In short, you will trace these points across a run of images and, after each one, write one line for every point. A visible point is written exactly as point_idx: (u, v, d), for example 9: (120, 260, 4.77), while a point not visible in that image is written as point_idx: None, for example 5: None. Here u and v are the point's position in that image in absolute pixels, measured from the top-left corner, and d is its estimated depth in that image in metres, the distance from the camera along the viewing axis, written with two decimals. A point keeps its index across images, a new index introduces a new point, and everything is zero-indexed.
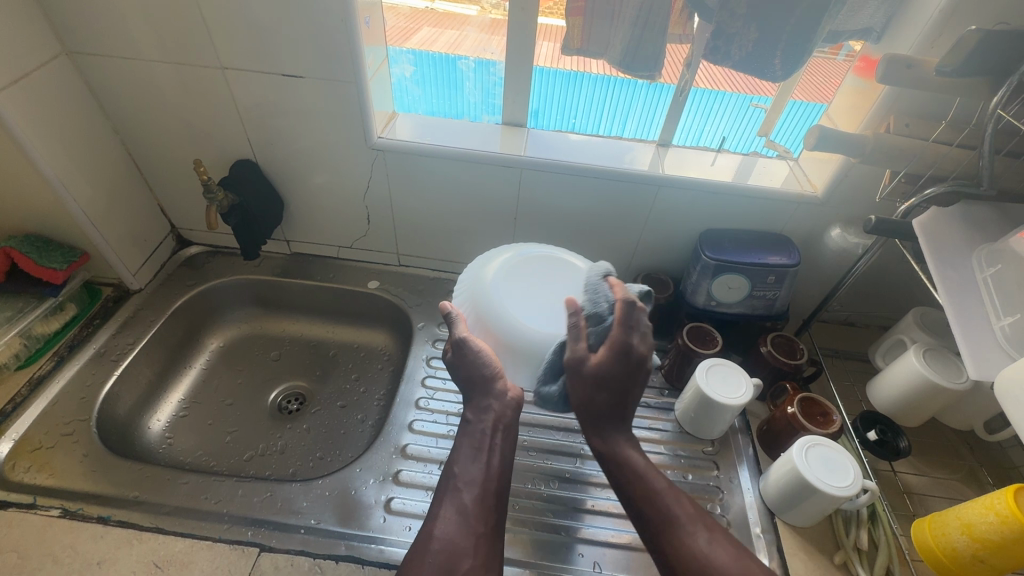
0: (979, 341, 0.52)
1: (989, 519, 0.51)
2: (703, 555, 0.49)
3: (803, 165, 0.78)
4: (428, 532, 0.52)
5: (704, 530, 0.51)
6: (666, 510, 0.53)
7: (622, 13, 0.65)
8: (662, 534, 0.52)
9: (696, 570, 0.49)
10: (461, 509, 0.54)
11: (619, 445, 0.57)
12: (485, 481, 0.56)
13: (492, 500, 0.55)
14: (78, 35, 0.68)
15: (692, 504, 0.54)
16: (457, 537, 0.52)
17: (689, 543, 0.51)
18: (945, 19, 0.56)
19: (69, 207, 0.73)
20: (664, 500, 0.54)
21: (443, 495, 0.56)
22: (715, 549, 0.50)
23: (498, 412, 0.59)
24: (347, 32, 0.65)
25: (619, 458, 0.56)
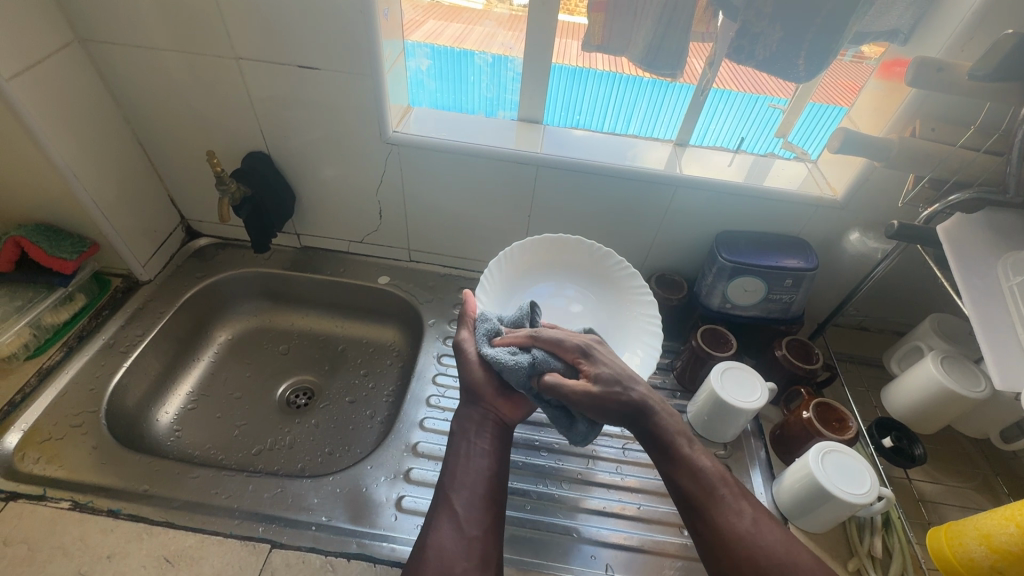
0: (1005, 350, 0.51)
1: (1009, 530, 0.51)
2: (749, 535, 0.47)
3: (821, 167, 0.77)
4: (422, 544, 0.52)
5: (750, 512, 0.49)
6: (706, 493, 0.50)
7: (645, 10, 0.64)
8: (704, 513, 0.49)
9: (744, 548, 0.47)
10: (454, 515, 0.54)
11: (657, 417, 0.53)
12: (477, 485, 0.57)
13: (484, 504, 0.56)
14: (91, 22, 0.67)
15: (733, 483, 0.51)
16: (452, 547, 0.52)
17: (733, 522, 0.48)
18: (977, 21, 0.55)
19: (80, 196, 0.72)
20: (703, 489, 0.50)
21: (436, 505, 0.56)
22: (762, 530, 0.47)
23: (484, 420, 0.62)
24: (365, 24, 0.64)
25: (669, 443, 0.52)
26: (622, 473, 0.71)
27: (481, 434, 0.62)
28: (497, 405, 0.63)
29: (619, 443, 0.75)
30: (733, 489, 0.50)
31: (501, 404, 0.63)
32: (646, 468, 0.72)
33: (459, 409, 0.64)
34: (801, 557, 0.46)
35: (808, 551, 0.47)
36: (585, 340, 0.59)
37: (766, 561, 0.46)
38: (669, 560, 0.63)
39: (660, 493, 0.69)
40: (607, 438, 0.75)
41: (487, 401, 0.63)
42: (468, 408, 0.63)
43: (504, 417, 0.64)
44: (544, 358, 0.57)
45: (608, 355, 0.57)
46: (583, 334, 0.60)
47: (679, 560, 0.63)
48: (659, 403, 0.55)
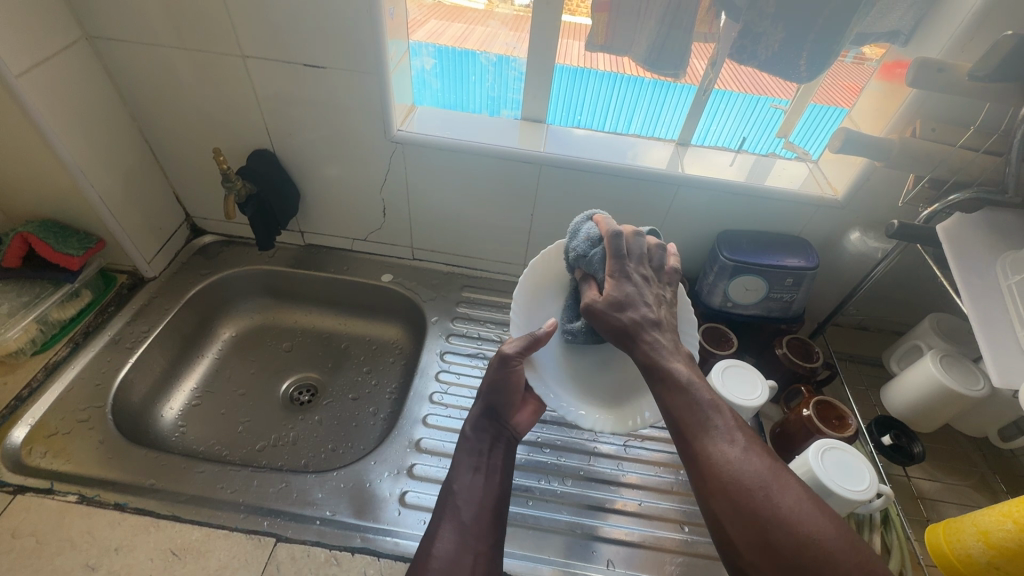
0: (1003, 348, 0.52)
1: (1005, 527, 0.51)
2: (736, 463, 0.43)
3: (822, 167, 0.77)
4: (426, 551, 0.53)
5: (739, 442, 0.44)
6: (699, 420, 0.46)
7: (649, 11, 0.64)
8: (691, 439, 0.46)
9: (733, 476, 0.43)
10: (460, 527, 0.55)
11: (651, 346, 0.50)
12: (484, 499, 0.59)
13: (489, 517, 0.57)
14: (100, 20, 0.67)
15: (727, 411, 0.47)
16: (457, 556, 0.53)
17: (722, 448, 0.44)
18: (978, 23, 0.56)
19: (87, 193, 0.73)
20: (695, 416, 0.46)
21: (441, 515, 0.57)
22: (749, 457, 0.43)
23: (496, 434, 0.65)
24: (371, 23, 0.64)
25: (656, 363, 0.49)
26: (623, 470, 0.72)
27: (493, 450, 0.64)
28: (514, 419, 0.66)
29: (620, 440, 0.75)
30: (729, 419, 0.46)
31: (519, 420, 0.66)
32: (646, 465, 0.73)
33: (471, 422, 0.66)
34: (788, 482, 0.42)
35: (796, 479, 0.43)
36: (633, 265, 0.55)
37: (751, 485, 0.42)
38: (669, 556, 0.63)
39: (660, 490, 0.70)
40: (608, 436, 0.76)
41: (506, 420, 0.66)
42: (482, 421, 0.65)
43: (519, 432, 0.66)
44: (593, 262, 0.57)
45: (637, 286, 0.54)
46: (636, 261, 0.56)
47: (679, 556, 0.63)
48: (662, 343, 0.51)
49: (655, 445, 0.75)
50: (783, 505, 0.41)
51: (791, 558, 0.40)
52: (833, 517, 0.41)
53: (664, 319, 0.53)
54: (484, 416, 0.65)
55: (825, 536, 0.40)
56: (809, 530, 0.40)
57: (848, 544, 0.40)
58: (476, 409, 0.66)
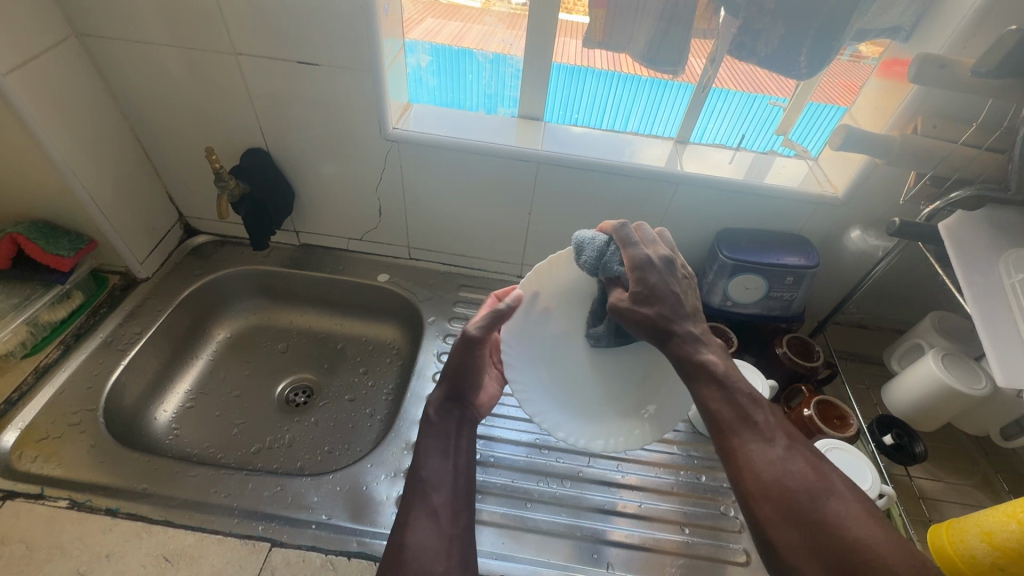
0: (1007, 348, 0.51)
1: (1010, 527, 0.51)
2: (779, 462, 0.43)
3: (822, 165, 0.77)
4: (399, 541, 0.50)
5: (781, 442, 0.44)
6: (740, 418, 0.46)
7: (647, 7, 0.63)
8: (732, 436, 0.45)
9: (777, 478, 0.42)
10: (432, 513, 0.53)
11: (684, 339, 0.48)
12: (454, 483, 0.57)
13: (461, 502, 0.56)
14: (89, 17, 0.66)
15: (768, 410, 0.46)
16: (431, 542, 0.51)
17: (763, 448, 0.44)
18: (979, 19, 0.55)
19: (77, 193, 0.72)
20: (735, 415, 0.45)
21: (411, 502, 0.54)
22: (793, 458, 0.43)
23: (460, 416, 0.62)
24: (366, 19, 0.63)
25: (694, 360, 0.48)
26: (622, 471, 0.71)
27: (459, 434, 0.61)
28: (473, 399, 0.64)
29: None
30: (769, 417, 0.46)
31: (479, 400, 0.65)
32: (646, 466, 0.72)
33: (434, 401, 0.63)
34: (832, 483, 0.42)
35: (840, 478, 0.43)
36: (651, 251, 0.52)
37: (795, 486, 0.42)
38: (670, 558, 0.63)
39: (660, 491, 0.69)
40: None
41: (467, 400, 0.64)
42: (445, 402, 0.62)
43: (478, 411, 0.65)
44: (609, 267, 0.52)
45: (660, 273, 0.50)
46: (652, 246, 0.53)
47: (680, 558, 0.63)
48: (691, 335, 0.49)
49: (655, 446, 0.74)
50: (829, 507, 0.41)
51: (837, 559, 0.39)
52: (876, 516, 0.41)
53: (692, 308, 0.52)
54: (448, 397, 0.62)
55: (872, 538, 0.39)
56: (854, 532, 0.40)
57: (898, 545, 0.39)
58: (440, 388, 0.63)
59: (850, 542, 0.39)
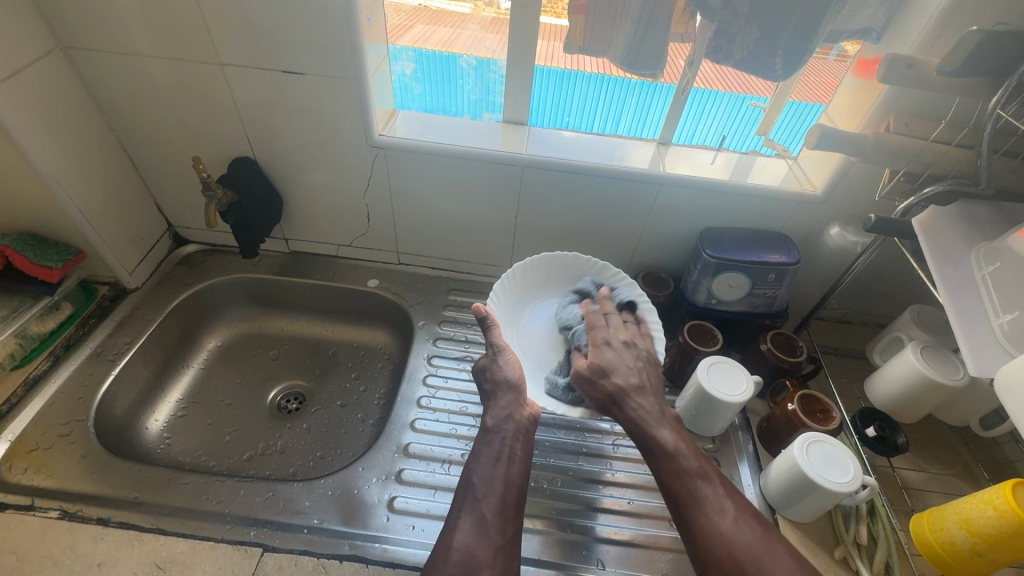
0: (978, 339, 0.52)
1: (987, 513, 0.52)
2: (728, 534, 0.50)
3: (801, 163, 0.78)
4: (446, 544, 0.52)
5: (729, 512, 0.52)
6: (690, 492, 0.53)
7: (624, 13, 0.65)
8: (688, 510, 0.53)
9: (723, 545, 0.50)
10: (479, 521, 0.54)
11: (637, 412, 0.60)
12: (505, 491, 0.57)
13: (511, 511, 0.56)
14: (74, 31, 0.67)
15: (719, 481, 0.54)
16: (476, 548, 0.52)
17: (715, 520, 0.51)
18: (945, 20, 0.57)
19: (64, 205, 0.72)
20: (685, 489, 0.54)
21: (461, 506, 0.56)
22: (740, 528, 0.50)
23: (517, 424, 0.63)
24: (348, 29, 0.64)
25: (649, 436, 0.58)
26: (612, 469, 0.72)
27: (516, 443, 0.61)
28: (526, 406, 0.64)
29: (609, 439, 0.75)
30: (717, 488, 0.53)
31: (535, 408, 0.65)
32: (636, 463, 0.73)
33: (493, 409, 0.64)
34: (778, 555, 0.49)
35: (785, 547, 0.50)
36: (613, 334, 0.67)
37: (743, 556, 0.49)
38: (660, 554, 0.63)
39: (650, 488, 0.70)
40: (598, 435, 0.76)
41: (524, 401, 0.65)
42: (503, 409, 0.63)
43: (535, 417, 0.65)
44: (578, 335, 0.69)
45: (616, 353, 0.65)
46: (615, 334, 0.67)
47: (670, 553, 0.64)
48: (646, 410, 0.60)
49: None
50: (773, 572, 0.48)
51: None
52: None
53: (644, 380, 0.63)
54: (508, 405, 0.64)
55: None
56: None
57: None
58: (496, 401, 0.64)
59: None
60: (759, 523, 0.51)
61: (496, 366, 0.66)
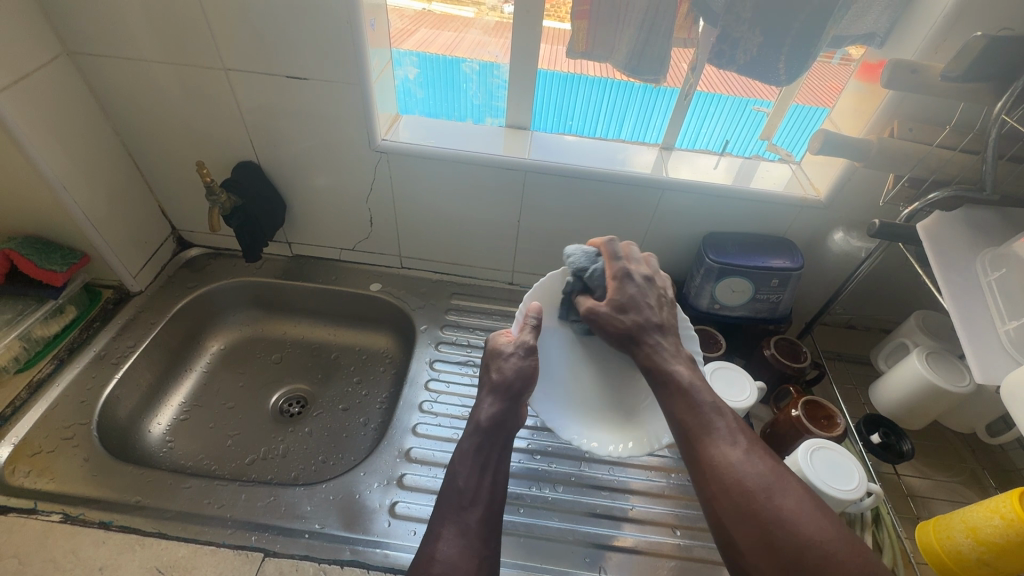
0: (984, 345, 0.52)
1: (994, 522, 0.51)
2: (737, 465, 0.47)
3: (805, 168, 0.78)
4: (429, 555, 0.52)
5: (739, 444, 0.49)
6: (700, 424, 0.50)
7: (627, 18, 0.65)
8: (695, 442, 0.50)
9: (728, 477, 0.47)
10: (463, 530, 0.54)
11: (653, 350, 0.56)
12: (489, 501, 0.57)
13: (493, 522, 0.56)
14: (80, 35, 0.67)
15: (728, 414, 0.51)
16: (459, 559, 0.52)
17: (724, 451, 0.48)
18: (949, 25, 0.57)
19: (68, 208, 0.72)
20: (697, 422, 0.50)
21: (445, 514, 0.56)
22: (751, 460, 0.48)
23: (506, 430, 0.61)
24: (352, 34, 0.65)
25: (659, 368, 0.54)
26: (615, 475, 0.71)
27: (501, 450, 0.61)
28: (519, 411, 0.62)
29: None
30: (729, 422, 0.50)
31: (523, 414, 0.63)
32: (639, 469, 0.72)
33: (485, 405, 0.61)
34: (787, 492, 0.46)
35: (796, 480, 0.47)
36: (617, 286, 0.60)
37: (752, 487, 0.46)
38: (663, 561, 0.63)
39: (652, 494, 0.70)
40: None
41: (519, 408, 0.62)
42: (496, 407, 0.61)
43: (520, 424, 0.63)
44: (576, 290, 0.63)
45: (640, 288, 0.60)
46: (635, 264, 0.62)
47: (673, 560, 0.63)
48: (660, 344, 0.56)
49: None
50: (782, 505, 0.45)
51: (789, 555, 0.43)
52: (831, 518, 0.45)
53: (664, 320, 0.59)
54: (501, 408, 0.61)
55: (823, 541, 0.43)
56: (807, 533, 0.44)
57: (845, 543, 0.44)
58: (490, 398, 0.61)
59: (793, 535, 0.44)
60: (770, 460, 0.49)
61: (500, 360, 0.61)
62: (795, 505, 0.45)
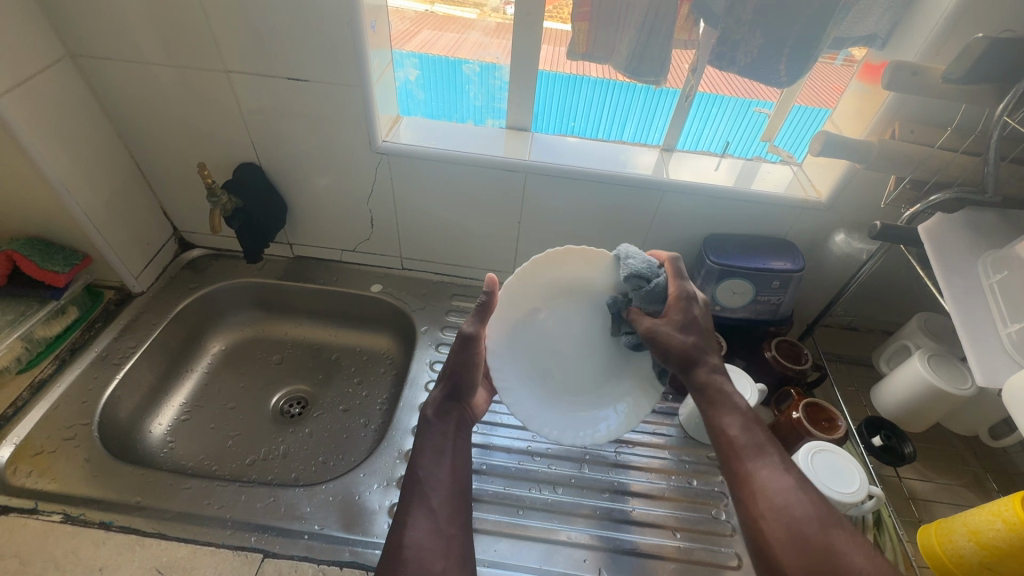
0: (985, 348, 0.52)
1: (996, 526, 0.51)
2: (786, 490, 0.46)
3: (808, 170, 0.77)
4: (397, 541, 0.48)
5: (791, 472, 0.48)
6: (754, 445, 0.50)
7: (628, 20, 0.65)
8: (740, 460, 0.50)
9: (775, 501, 0.46)
10: (430, 514, 0.51)
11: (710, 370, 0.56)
12: (451, 483, 0.54)
13: (460, 502, 0.53)
14: (83, 38, 0.67)
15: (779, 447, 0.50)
16: (428, 542, 0.49)
17: (773, 476, 0.48)
18: (950, 27, 0.56)
19: (71, 209, 0.73)
20: (750, 441, 0.50)
21: (410, 501, 0.52)
22: (803, 488, 0.46)
23: (461, 415, 0.61)
24: (353, 37, 0.65)
25: (711, 384, 0.55)
26: (616, 477, 0.71)
27: (459, 435, 0.60)
28: (467, 398, 0.63)
29: (611, 446, 0.75)
30: (779, 449, 0.50)
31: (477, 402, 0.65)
32: (640, 471, 0.72)
33: (432, 402, 0.61)
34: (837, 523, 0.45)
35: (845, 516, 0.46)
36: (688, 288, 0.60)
37: (804, 517, 0.45)
38: (664, 563, 0.63)
39: (653, 497, 0.69)
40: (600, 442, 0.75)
41: (466, 399, 0.63)
42: (442, 402, 0.61)
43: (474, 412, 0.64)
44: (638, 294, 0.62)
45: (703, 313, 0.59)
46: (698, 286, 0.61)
47: (673, 563, 0.63)
48: (715, 368, 0.56)
49: (647, 451, 0.75)
50: (835, 540, 0.43)
51: None
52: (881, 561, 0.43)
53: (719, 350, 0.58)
54: (444, 399, 0.61)
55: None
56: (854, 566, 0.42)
57: None
58: (437, 394, 0.62)
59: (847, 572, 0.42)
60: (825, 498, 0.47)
61: (462, 355, 0.61)
62: (843, 538, 0.43)
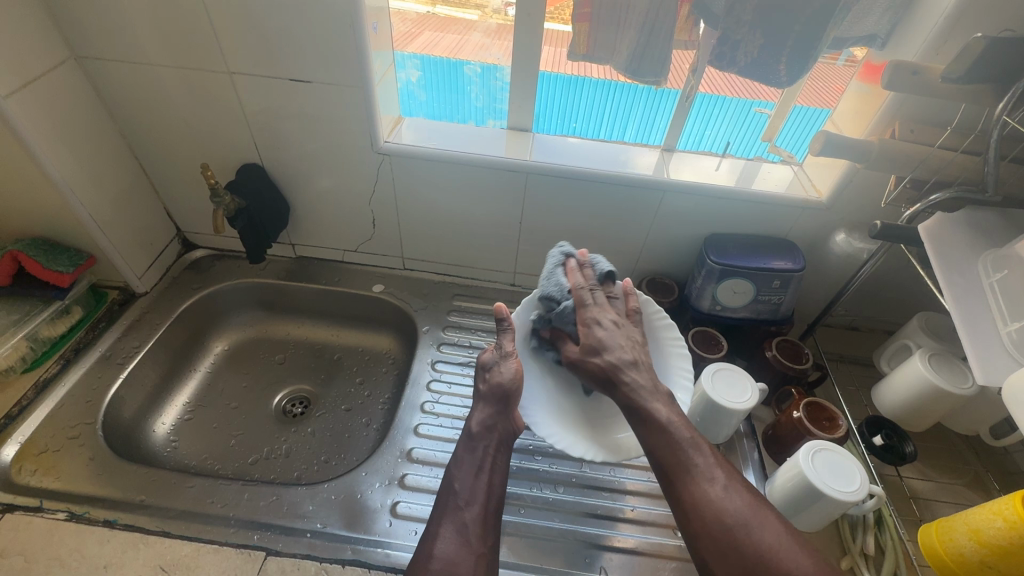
0: (985, 347, 0.52)
1: (996, 524, 0.51)
2: (718, 501, 0.49)
3: (808, 170, 0.78)
4: (427, 552, 0.52)
5: (721, 481, 0.50)
6: (682, 462, 0.51)
7: (628, 20, 0.65)
8: (678, 482, 0.51)
9: (715, 517, 0.48)
10: (461, 529, 0.54)
11: (631, 387, 0.56)
12: (485, 501, 0.57)
13: (492, 521, 0.56)
14: (87, 41, 0.68)
15: (707, 451, 0.52)
16: (457, 556, 0.52)
17: (705, 487, 0.49)
18: (949, 27, 0.57)
19: (76, 210, 0.73)
20: (680, 458, 0.51)
21: (443, 514, 0.56)
22: (731, 495, 0.49)
23: (502, 433, 0.62)
24: (355, 39, 0.65)
25: (638, 403, 0.55)
26: (617, 476, 0.71)
27: (499, 451, 0.61)
28: (513, 416, 0.63)
29: None
30: (708, 457, 0.51)
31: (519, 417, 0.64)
32: (641, 470, 0.72)
33: (476, 417, 0.63)
34: None
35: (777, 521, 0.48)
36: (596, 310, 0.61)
37: (732, 523, 0.47)
38: (665, 562, 0.63)
39: (654, 496, 0.70)
40: None
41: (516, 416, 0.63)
42: (487, 417, 0.62)
43: (516, 428, 0.63)
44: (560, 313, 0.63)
45: (609, 332, 0.60)
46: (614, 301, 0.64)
47: (674, 561, 0.63)
48: (639, 383, 0.56)
49: None
50: (761, 542, 0.46)
51: None
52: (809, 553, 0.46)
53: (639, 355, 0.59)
54: (493, 414, 0.62)
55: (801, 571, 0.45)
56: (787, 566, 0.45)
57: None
58: (480, 406, 0.63)
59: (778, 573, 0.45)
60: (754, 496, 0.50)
61: (494, 368, 0.63)
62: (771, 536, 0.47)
